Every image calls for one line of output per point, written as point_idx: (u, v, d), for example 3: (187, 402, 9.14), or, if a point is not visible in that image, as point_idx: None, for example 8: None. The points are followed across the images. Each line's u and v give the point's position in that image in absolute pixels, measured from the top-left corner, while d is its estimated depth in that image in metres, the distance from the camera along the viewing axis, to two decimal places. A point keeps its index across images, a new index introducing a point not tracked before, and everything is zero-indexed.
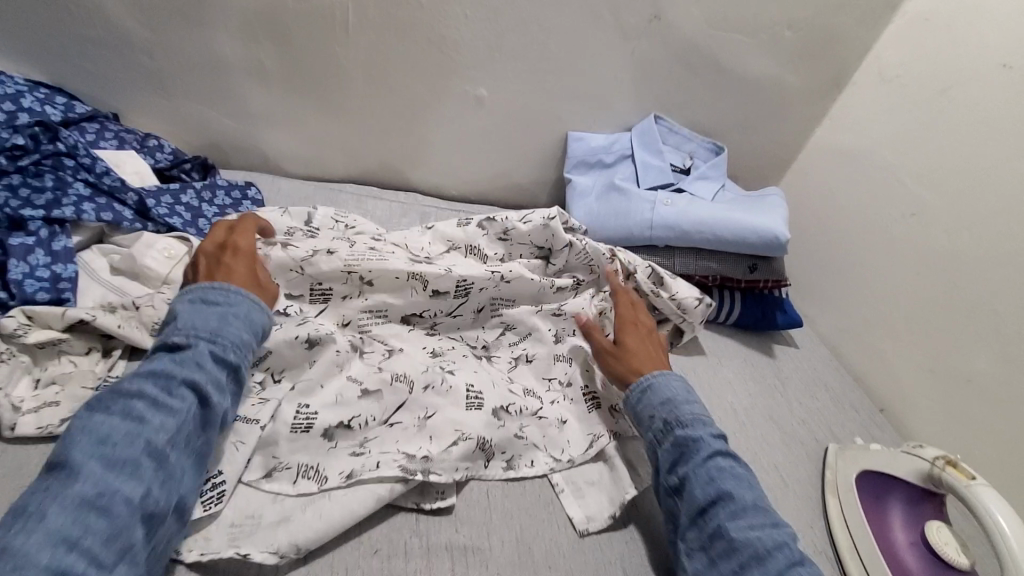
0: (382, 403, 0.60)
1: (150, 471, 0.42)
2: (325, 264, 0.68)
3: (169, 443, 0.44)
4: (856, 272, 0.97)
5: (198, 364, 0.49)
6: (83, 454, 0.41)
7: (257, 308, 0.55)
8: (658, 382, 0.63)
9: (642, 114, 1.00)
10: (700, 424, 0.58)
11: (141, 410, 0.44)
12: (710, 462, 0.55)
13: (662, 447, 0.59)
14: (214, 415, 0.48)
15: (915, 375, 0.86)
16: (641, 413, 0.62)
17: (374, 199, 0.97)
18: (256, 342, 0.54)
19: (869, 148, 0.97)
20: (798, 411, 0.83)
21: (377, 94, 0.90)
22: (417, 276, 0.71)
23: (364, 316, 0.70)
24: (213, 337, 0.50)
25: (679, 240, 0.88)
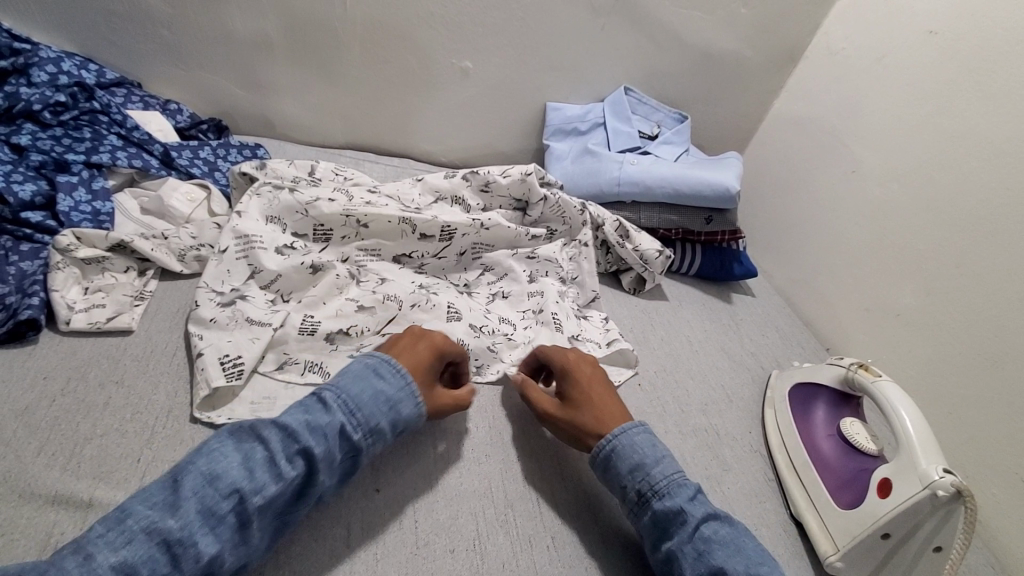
0: (376, 318, 0.70)
1: (229, 531, 0.42)
2: (326, 207, 0.76)
3: (258, 509, 0.43)
4: (807, 227, 1.08)
5: (324, 436, 0.48)
6: (193, 486, 0.42)
7: (408, 400, 0.55)
8: (621, 442, 0.57)
9: (614, 86, 1.11)
10: (681, 494, 0.54)
11: (258, 462, 0.45)
12: (697, 535, 0.51)
13: (642, 518, 0.54)
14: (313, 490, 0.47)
15: (856, 315, 0.97)
16: (612, 482, 0.57)
17: (372, 163, 1.08)
18: (387, 433, 0.53)
19: (819, 116, 1.08)
20: (749, 344, 0.93)
21: (374, 65, 1.01)
22: (407, 221, 0.79)
23: (359, 252, 0.78)
24: (351, 412, 0.51)
25: (643, 196, 0.98)
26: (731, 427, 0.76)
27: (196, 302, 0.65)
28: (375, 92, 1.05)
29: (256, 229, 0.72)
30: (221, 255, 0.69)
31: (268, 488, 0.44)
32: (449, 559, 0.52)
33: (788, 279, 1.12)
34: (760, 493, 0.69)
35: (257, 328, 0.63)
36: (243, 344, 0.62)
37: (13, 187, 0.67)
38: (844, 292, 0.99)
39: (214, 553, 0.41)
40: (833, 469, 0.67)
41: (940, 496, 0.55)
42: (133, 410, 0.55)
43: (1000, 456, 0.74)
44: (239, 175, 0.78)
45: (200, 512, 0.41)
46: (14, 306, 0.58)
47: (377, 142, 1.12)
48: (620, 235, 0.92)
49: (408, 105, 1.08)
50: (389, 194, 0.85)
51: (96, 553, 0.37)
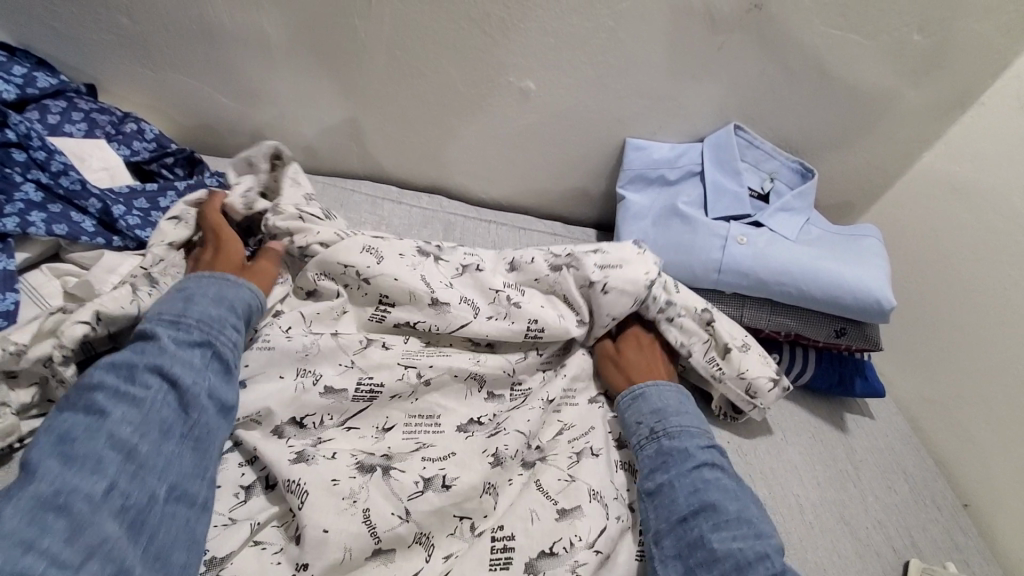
0: (393, 570, 0.47)
1: (118, 465, 0.42)
2: (379, 357, 0.59)
3: (136, 438, 0.44)
4: (958, 336, 0.82)
5: (162, 351, 0.49)
6: (43, 451, 0.41)
7: (229, 284, 0.56)
8: (649, 390, 0.62)
9: (719, 124, 0.83)
10: (695, 438, 0.58)
11: (105, 401, 0.45)
12: (695, 473, 0.55)
13: (644, 451, 0.58)
14: (183, 394, 0.48)
15: (1020, 476, 0.73)
16: (629, 420, 0.61)
17: (393, 203, 0.84)
18: (238, 319, 0.55)
19: (992, 189, 0.80)
20: (874, 508, 0.70)
21: (404, 77, 0.76)
22: (475, 375, 0.61)
23: (411, 420, 0.58)
24: (175, 321, 0.51)
25: (751, 289, 0.73)
26: None
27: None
28: (403, 112, 0.79)
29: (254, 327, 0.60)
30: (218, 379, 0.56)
31: (125, 419, 0.44)
32: None
33: (914, 393, 0.87)
34: None
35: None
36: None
37: None
38: (1003, 437, 0.75)
39: (104, 487, 0.41)
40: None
41: None
42: None
43: None
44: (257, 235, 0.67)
45: (60, 469, 0.40)
46: None
47: (402, 173, 0.88)
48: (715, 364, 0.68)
49: (445, 133, 0.82)
50: (459, 314, 0.63)
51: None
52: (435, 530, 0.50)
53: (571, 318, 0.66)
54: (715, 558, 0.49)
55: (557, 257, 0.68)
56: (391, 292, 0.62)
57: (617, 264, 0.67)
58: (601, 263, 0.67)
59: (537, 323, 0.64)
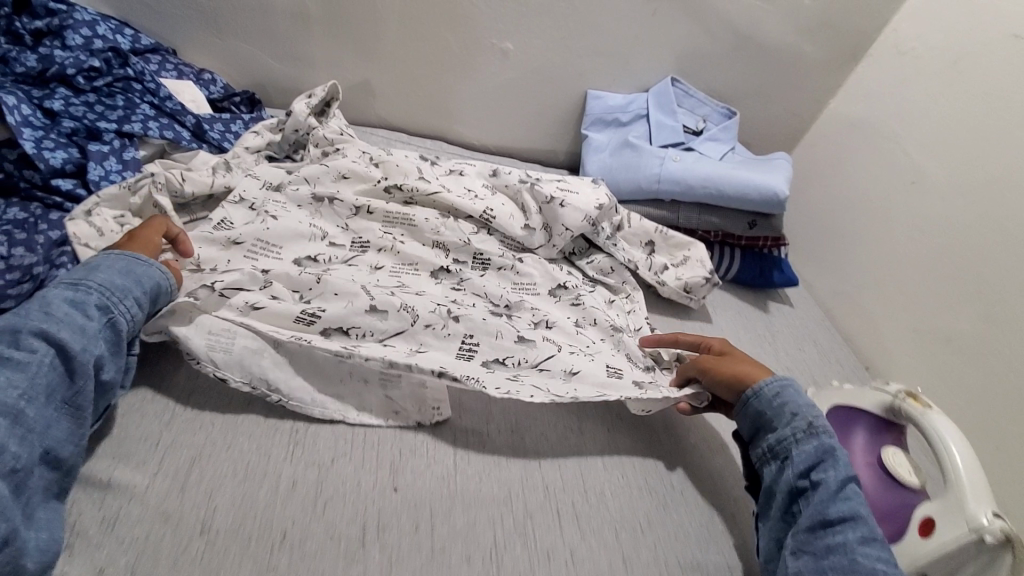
0: (384, 325, 0.64)
1: (2, 433, 0.42)
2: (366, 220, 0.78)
3: (24, 403, 0.44)
4: (856, 236, 1.02)
5: (54, 315, 0.48)
6: None
7: (138, 263, 0.56)
8: (796, 387, 0.61)
9: (660, 77, 1.05)
10: (843, 445, 0.56)
11: (1, 367, 0.44)
12: (848, 483, 0.53)
13: (800, 445, 0.56)
14: (75, 362, 0.48)
15: (902, 334, 0.91)
16: (774, 406, 0.59)
17: (402, 143, 1.05)
18: (139, 291, 0.54)
19: (876, 119, 1.01)
20: (784, 359, 0.89)
21: (412, 40, 0.98)
22: (440, 244, 0.79)
23: (397, 266, 0.75)
24: (74, 284, 0.52)
25: (684, 194, 0.93)
26: None
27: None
28: (411, 68, 1.01)
29: (257, 195, 0.75)
30: (211, 237, 0.68)
31: (13, 377, 0.44)
32: (464, 567, 0.51)
33: (828, 290, 1.06)
34: None
35: (282, 290, 0.65)
36: (190, 303, 0.60)
37: (44, 153, 0.66)
38: (889, 309, 0.94)
39: None
40: (879, 515, 0.63)
41: (987, 542, 0.53)
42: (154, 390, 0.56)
43: None
44: (300, 151, 0.88)
45: None
46: (42, 277, 0.58)
47: (408, 122, 1.09)
48: (660, 275, 0.87)
49: (443, 87, 1.04)
50: (433, 188, 0.81)
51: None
52: (419, 311, 0.67)
53: (521, 218, 0.83)
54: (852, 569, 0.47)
55: (526, 177, 0.86)
56: (391, 173, 0.83)
57: (574, 191, 0.84)
58: (561, 188, 0.85)
59: (491, 211, 0.82)
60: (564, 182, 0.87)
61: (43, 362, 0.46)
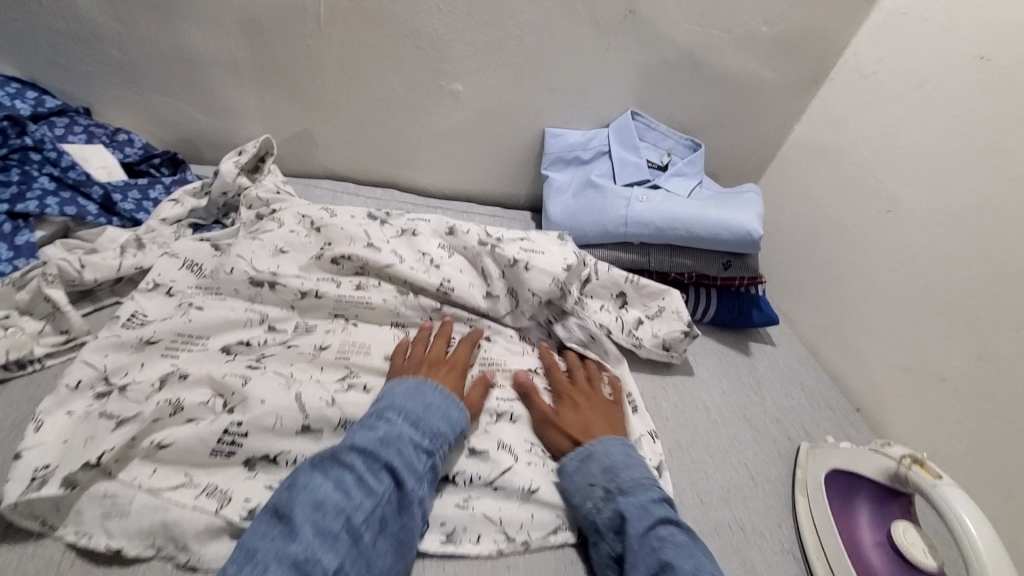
0: (318, 446, 0.56)
1: (347, 547, 0.45)
2: (313, 306, 0.69)
3: (363, 524, 0.47)
4: (833, 267, 0.97)
5: (400, 451, 0.52)
6: (305, 514, 0.45)
7: (456, 407, 0.59)
8: (597, 448, 0.60)
9: (620, 111, 1.00)
10: (645, 492, 0.55)
11: (351, 485, 0.48)
12: (650, 532, 0.52)
13: (602, 513, 0.55)
14: (407, 500, 0.51)
15: (891, 373, 0.86)
16: (580, 482, 0.58)
17: (350, 195, 0.97)
18: (452, 439, 0.57)
19: (844, 145, 0.97)
20: (772, 409, 0.82)
21: (353, 87, 0.91)
22: (399, 325, 0.72)
23: (344, 348, 0.67)
24: (415, 423, 0.55)
25: (653, 237, 0.88)
26: (758, 523, 0.65)
27: (45, 414, 0.51)
28: (353, 114, 0.94)
29: (178, 279, 0.67)
30: (119, 342, 0.58)
31: (365, 503, 0.48)
32: None
33: (810, 324, 1.01)
34: None
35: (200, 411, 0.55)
36: (73, 450, 0.50)
37: None
38: (875, 345, 0.88)
39: (337, 565, 0.44)
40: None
41: None
42: (36, 540, 0.46)
43: None
44: (231, 214, 0.80)
45: (317, 534, 0.44)
46: None
47: (355, 170, 1.02)
48: (635, 333, 0.81)
49: (390, 132, 0.97)
50: (385, 258, 0.73)
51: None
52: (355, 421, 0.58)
53: (481, 286, 0.77)
54: None
55: (487, 237, 0.79)
56: (336, 239, 0.74)
57: (538, 252, 0.78)
58: (525, 248, 0.78)
59: (449, 282, 0.75)
60: (528, 240, 0.81)
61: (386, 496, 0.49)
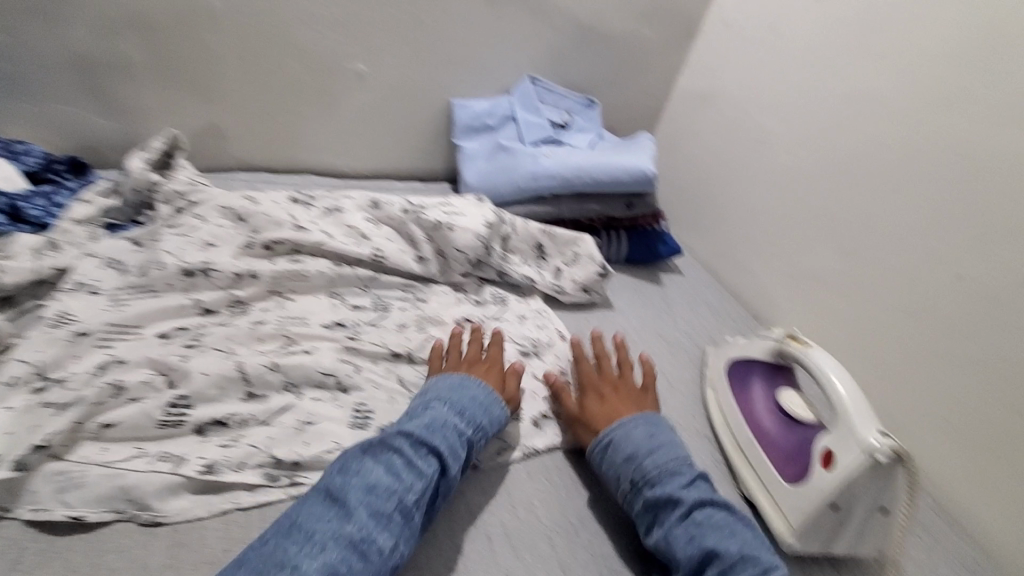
0: (267, 405, 0.59)
1: (400, 526, 0.48)
2: (250, 287, 0.72)
3: (414, 504, 0.50)
4: (722, 199, 1.09)
5: (445, 437, 0.55)
6: (358, 496, 0.48)
7: (496, 401, 0.63)
8: (617, 434, 0.62)
9: (519, 78, 1.07)
10: (675, 479, 0.58)
11: (401, 467, 0.52)
12: (691, 520, 0.55)
13: (633, 506, 0.58)
14: (444, 485, 0.54)
15: (777, 281, 0.98)
16: (608, 471, 0.61)
17: (266, 184, 0.98)
18: (491, 429, 0.61)
19: (719, 89, 1.09)
20: (683, 326, 0.93)
21: (258, 78, 0.93)
22: (336, 294, 0.77)
23: (283, 318, 0.70)
24: (459, 413, 0.59)
25: (562, 188, 0.95)
26: (676, 416, 0.75)
27: None
28: (259, 104, 0.96)
29: (101, 277, 0.67)
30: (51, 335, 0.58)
31: (415, 486, 0.51)
32: None
33: (710, 253, 1.13)
34: (710, 481, 0.68)
35: (143, 389, 0.57)
36: (18, 439, 0.50)
37: None
38: (763, 260, 1.01)
39: (391, 544, 0.47)
40: (784, 475, 0.64)
41: (881, 461, 0.56)
42: None
43: (920, 401, 0.77)
44: (146, 211, 0.80)
45: (371, 515, 0.48)
46: None
47: (268, 161, 1.03)
48: (556, 282, 0.89)
49: (299, 118, 0.99)
50: (315, 236, 0.77)
51: (300, 562, 0.43)
52: (303, 383, 0.62)
53: (411, 252, 0.82)
54: None
55: (409, 205, 0.83)
56: (261, 224, 0.77)
57: (459, 213, 0.84)
58: (446, 211, 0.84)
59: (381, 251, 0.80)
60: (449, 203, 0.86)
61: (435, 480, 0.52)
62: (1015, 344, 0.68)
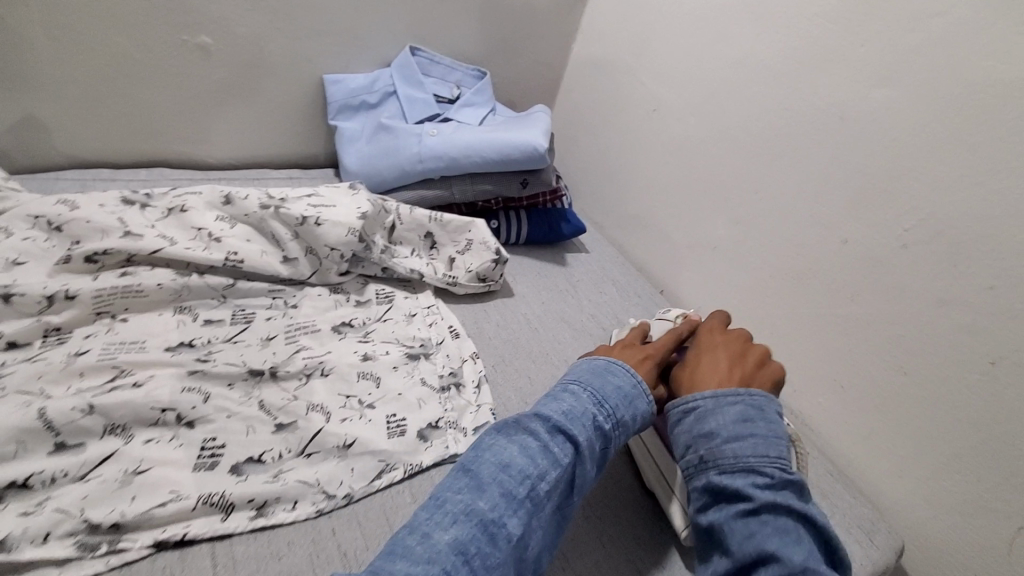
0: (83, 457, 0.49)
1: (529, 513, 0.43)
2: (68, 310, 0.60)
3: (545, 495, 0.45)
4: (623, 171, 1.05)
5: (582, 427, 0.49)
6: (491, 472, 0.44)
7: (641, 395, 0.54)
8: (708, 405, 0.52)
9: (398, 48, 0.97)
10: (762, 463, 0.47)
11: (535, 451, 0.46)
12: (750, 516, 0.45)
13: (694, 481, 0.49)
14: (576, 481, 0.47)
15: (679, 253, 0.96)
16: (678, 438, 0.52)
17: (103, 181, 0.84)
18: (633, 426, 0.53)
19: (613, 54, 1.04)
20: (588, 308, 0.89)
21: (74, 56, 0.78)
22: (184, 309, 0.66)
23: (111, 346, 0.59)
24: (599, 401, 0.51)
25: (451, 169, 0.88)
26: None
27: None
28: (81, 86, 0.80)
29: None
30: None
31: (550, 474, 0.45)
32: None
33: (616, 227, 1.10)
34: (615, 474, 0.64)
35: None
36: None
37: None
38: (665, 232, 0.98)
39: (517, 534, 0.42)
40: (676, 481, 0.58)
41: None
42: None
43: (814, 366, 0.78)
44: None
45: (503, 497, 0.43)
46: None
47: (107, 154, 0.88)
48: (448, 273, 0.83)
49: (138, 102, 0.85)
50: (151, 243, 0.66)
51: (432, 532, 0.40)
52: (133, 423, 0.53)
53: (276, 252, 0.73)
54: None
55: (269, 198, 0.73)
56: (83, 233, 0.65)
57: (329, 204, 0.75)
58: (313, 203, 0.74)
59: (236, 254, 0.70)
60: (319, 193, 0.77)
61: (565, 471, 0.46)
62: (898, 304, 0.67)
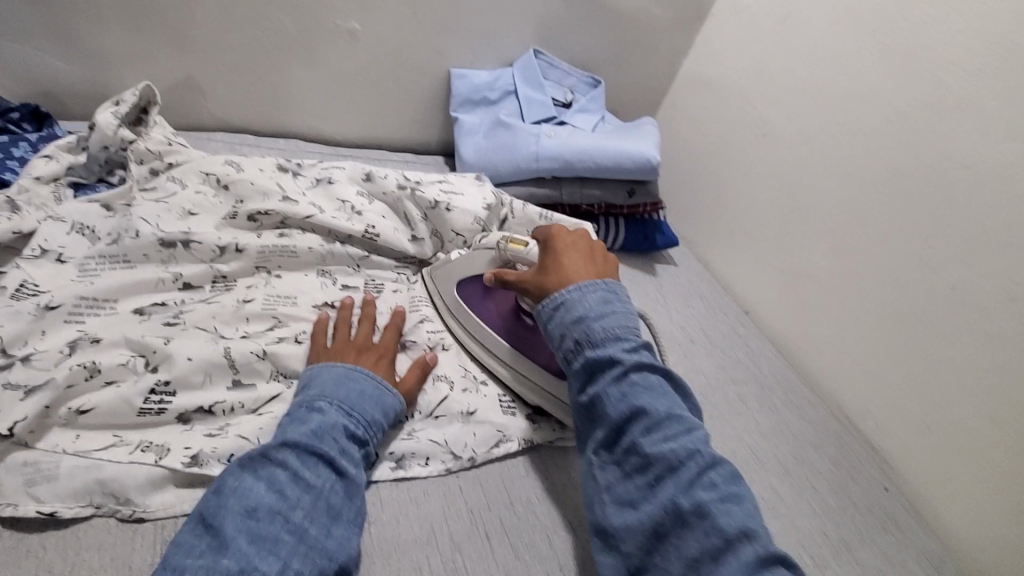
0: (255, 394, 0.56)
1: (291, 545, 0.44)
2: (234, 261, 0.67)
3: (306, 519, 0.46)
4: (720, 190, 1.08)
5: (334, 441, 0.51)
6: (235, 522, 0.44)
7: (386, 392, 0.58)
8: (570, 297, 0.59)
9: (522, 50, 1.02)
10: (626, 340, 0.56)
11: (284, 482, 0.47)
12: (625, 378, 0.54)
13: (573, 366, 0.57)
14: (349, 485, 0.50)
15: (770, 277, 0.99)
16: (553, 332, 0.60)
17: (249, 147, 0.92)
18: (368, 443, 0.54)
19: (725, 76, 1.06)
20: (677, 319, 0.93)
21: (239, 29, 0.85)
22: (326, 273, 0.72)
23: (270, 298, 0.66)
24: (344, 415, 0.53)
25: (562, 170, 0.92)
26: None
27: None
28: (242, 59, 0.88)
29: (67, 243, 0.62)
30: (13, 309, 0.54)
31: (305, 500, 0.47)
32: None
33: (705, 244, 1.12)
34: None
35: (119, 372, 0.53)
36: None
37: None
38: (757, 255, 1.01)
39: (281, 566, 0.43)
40: None
41: None
42: None
43: (901, 404, 0.79)
44: (117, 170, 0.74)
45: (251, 541, 0.43)
46: None
47: (251, 122, 0.96)
48: None
49: (286, 78, 0.92)
50: (304, 209, 0.72)
51: None
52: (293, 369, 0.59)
53: (406, 231, 0.79)
54: (647, 462, 0.50)
55: (405, 180, 0.79)
56: (246, 193, 0.72)
57: (458, 192, 0.80)
58: (444, 189, 0.80)
59: (374, 229, 0.75)
60: (448, 180, 0.82)
61: (330, 487, 0.48)
62: (1000, 354, 0.69)
